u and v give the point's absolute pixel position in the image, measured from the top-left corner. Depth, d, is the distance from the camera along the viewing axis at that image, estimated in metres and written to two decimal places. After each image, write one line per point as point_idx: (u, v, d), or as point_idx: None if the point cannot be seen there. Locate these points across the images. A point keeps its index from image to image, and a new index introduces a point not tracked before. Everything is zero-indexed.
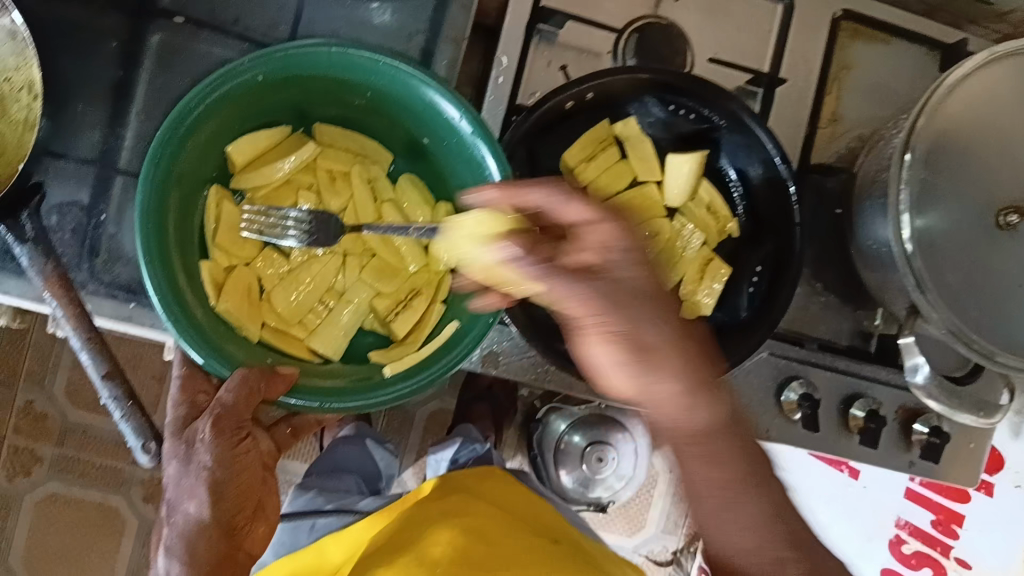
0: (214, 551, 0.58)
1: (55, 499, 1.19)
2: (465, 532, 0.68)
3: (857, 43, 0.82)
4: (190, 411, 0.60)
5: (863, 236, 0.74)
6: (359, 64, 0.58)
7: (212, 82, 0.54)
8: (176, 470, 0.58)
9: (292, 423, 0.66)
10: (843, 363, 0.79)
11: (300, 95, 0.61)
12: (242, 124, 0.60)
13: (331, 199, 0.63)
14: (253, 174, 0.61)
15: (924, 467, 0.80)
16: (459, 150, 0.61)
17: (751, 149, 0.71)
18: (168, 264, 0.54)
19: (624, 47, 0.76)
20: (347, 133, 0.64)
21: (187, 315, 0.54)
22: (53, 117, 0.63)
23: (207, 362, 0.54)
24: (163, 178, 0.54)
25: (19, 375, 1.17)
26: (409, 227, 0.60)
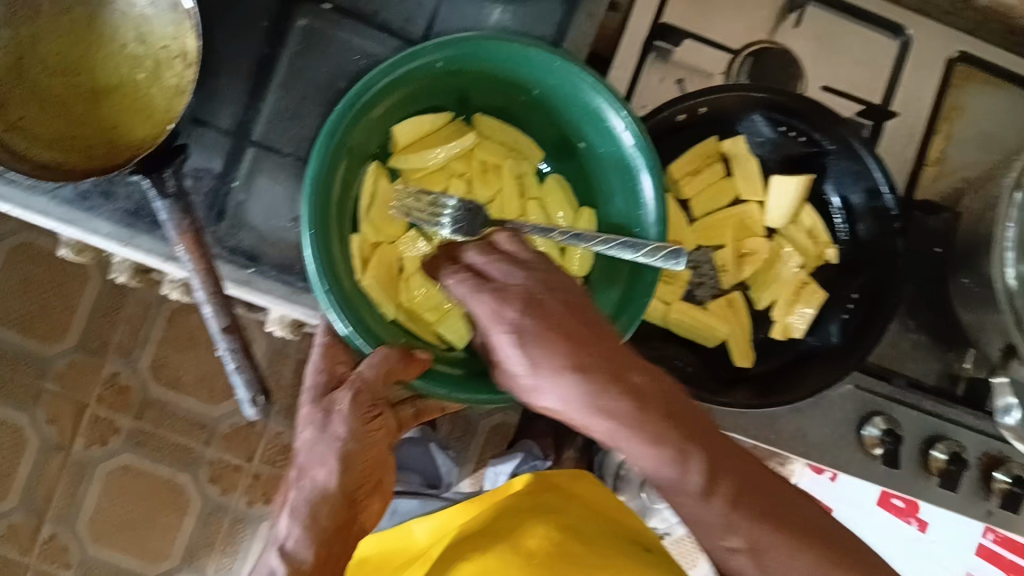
0: (334, 519, 0.57)
1: (127, 469, 1.23)
2: (562, 529, 0.67)
3: (971, 86, 0.82)
4: (330, 380, 0.60)
5: (964, 274, 0.74)
6: (533, 61, 0.60)
7: (398, 62, 0.57)
8: (311, 435, 0.58)
9: (417, 405, 0.63)
10: (928, 404, 0.78)
11: (467, 84, 0.63)
12: (411, 105, 0.63)
13: (481, 191, 0.65)
14: (409, 156, 0.63)
15: (1003, 518, 0.79)
16: (614, 157, 0.63)
17: (858, 177, 0.71)
18: (329, 230, 0.56)
19: (738, 68, 0.77)
20: (505, 128, 0.67)
21: (341, 282, 0.56)
22: (200, 88, 0.67)
23: (349, 333, 0.55)
24: (337, 147, 0.56)
25: (109, 346, 1.22)
26: (553, 229, 0.59)
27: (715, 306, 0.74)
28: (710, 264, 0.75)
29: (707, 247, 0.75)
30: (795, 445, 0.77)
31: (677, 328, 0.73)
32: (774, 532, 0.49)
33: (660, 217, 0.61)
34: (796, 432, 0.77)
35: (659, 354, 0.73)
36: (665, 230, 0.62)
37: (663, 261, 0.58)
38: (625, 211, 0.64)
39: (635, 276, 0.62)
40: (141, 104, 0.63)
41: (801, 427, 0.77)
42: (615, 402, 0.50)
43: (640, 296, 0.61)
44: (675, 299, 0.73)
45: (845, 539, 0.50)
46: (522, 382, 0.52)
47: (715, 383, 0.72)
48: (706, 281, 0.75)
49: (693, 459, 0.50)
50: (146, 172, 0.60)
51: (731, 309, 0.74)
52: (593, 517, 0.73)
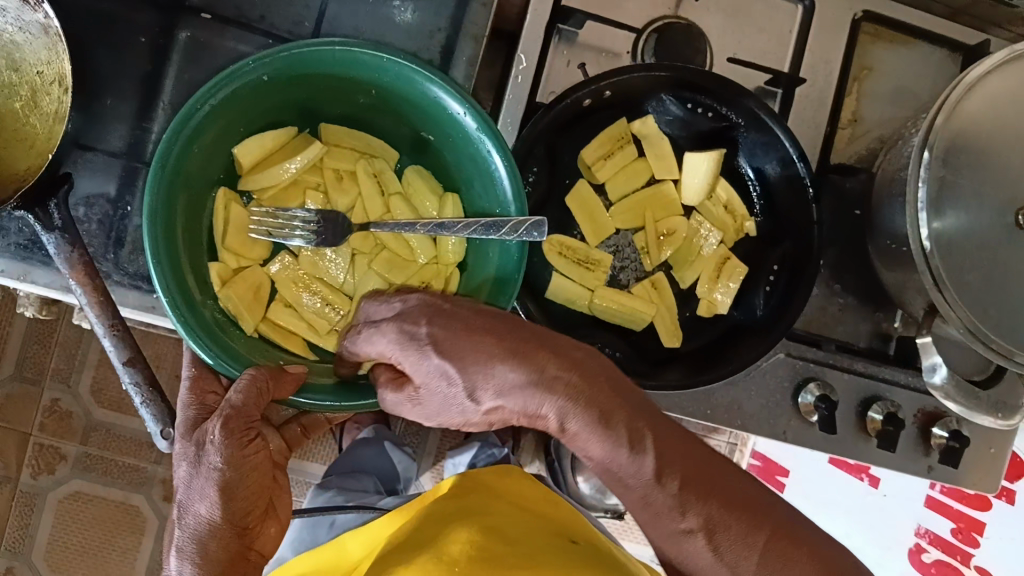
0: (224, 551, 0.56)
1: (77, 497, 1.20)
2: (485, 532, 0.67)
3: (878, 46, 0.82)
4: (199, 411, 0.59)
5: (882, 235, 0.74)
6: (361, 62, 0.58)
7: (218, 82, 0.54)
8: (187, 471, 0.56)
9: (301, 421, 0.66)
10: (860, 365, 0.79)
11: (305, 92, 0.61)
12: (248, 125, 0.60)
13: (339, 198, 0.64)
14: (259, 175, 0.61)
15: (943, 472, 0.80)
16: (465, 146, 0.62)
17: (769, 147, 0.71)
18: (177, 264, 0.54)
19: (644, 46, 0.76)
20: (352, 133, 0.65)
21: (195, 315, 0.54)
22: (84, 111, 0.64)
23: (217, 361, 0.54)
24: (172, 178, 0.54)
25: (46, 373, 1.19)
26: (415, 225, 0.60)
27: (638, 288, 0.73)
28: (630, 247, 0.74)
29: (626, 230, 0.74)
30: (731, 418, 0.77)
31: (604, 315, 0.72)
32: (722, 511, 0.51)
33: (515, 195, 0.60)
34: (732, 405, 0.77)
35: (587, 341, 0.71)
36: (524, 204, 0.60)
37: (525, 234, 0.57)
38: (487, 199, 0.63)
39: (503, 258, 0.61)
40: (23, 133, 0.61)
41: (737, 400, 0.77)
42: (559, 376, 0.52)
43: (512, 273, 0.60)
44: (599, 285, 0.72)
45: (792, 516, 0.53)
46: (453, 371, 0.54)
47: (647, 367, 0.71)
48: (629, 264, 0.74)
49: (642, 441, 0.52)
50: (30, 206, 0.57)
51: (656, 291, 0.73)
52: (522, 517, 0.72)
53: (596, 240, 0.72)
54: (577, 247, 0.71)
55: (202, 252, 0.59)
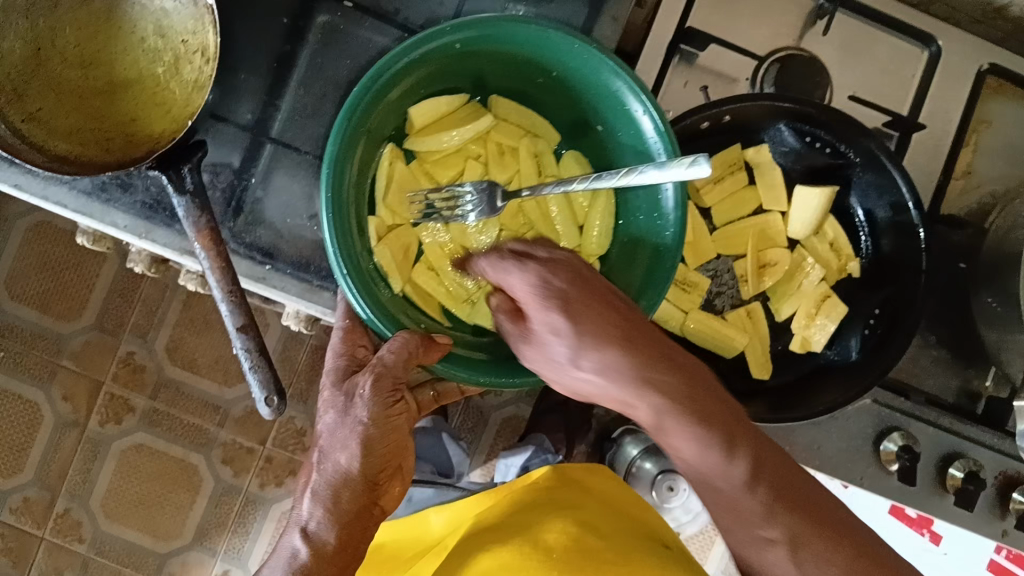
0: (354, 503, 0.58)
1: (139, 449, 1.24)
2: (579, 523, 0.66)
3: (1002, 100, 0.81)
4: (349, 363, 0.59)
5: (987, 293, 0.72)
6: (549, 42, 0.59)
7: (415, 42, 0.55)
8: (333, 419, 0.58)
9: (436, 387, 0.63)
10: (947, 420, 0.77)
11: (486, 63, 0.62)
12: (426, 87, 0.61)
13: (497, 172, 0.64)
14: (426, 139, 0.61)
15: (1018, 538, 0.78)
16: (635, 143, 0.61)
17: (882, 191, 0.71)
18: (346, 213, 0.55)
19: (765, 73, 0.76)
20: (522, 108, 0.65)
21: (357, 267, 0.55)
22: (220, 82, 0.66)
23: (371, 319, 0.55)
24: (354, 127, 0.55)
25: (124, 326, 1.23)
26: (570, 180, 0.55)
27: (733, 316, 0.73)
28: (729, 273, 0.74)
29: (726, 256, 0.74)
30: (808, 457, 0.76)
31: (695, 339, 0.72)
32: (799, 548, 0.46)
33: (679, 204, 0.60)
34: (811, 445, 0.76)
35: None
36: (687, 213, 0.60)
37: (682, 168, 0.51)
38: (643, 198, 0.62)
39: (655, 262, 0.61)
40: (160, 98, 0.63)
41: (817, 440, 0.76)
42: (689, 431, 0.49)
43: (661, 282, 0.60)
44: (693, 308, 0.71)
45: None
46: (526, 351, 0.54)
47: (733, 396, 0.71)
48: (726, 290, 0.74)
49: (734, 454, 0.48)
50: (163, 168, 0.60)
51: (750, 320, 0.73)
52: (614, 513, 0.71)
53: (695, 261, 0.73)
54: (677, 268, 0.71)
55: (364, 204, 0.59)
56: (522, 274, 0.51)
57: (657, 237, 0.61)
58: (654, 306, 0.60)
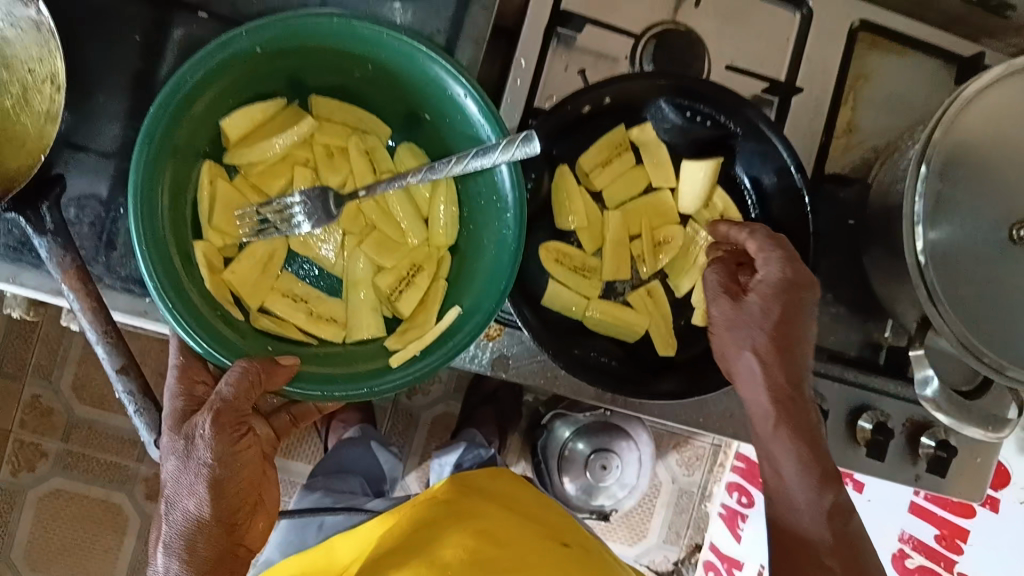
0: (213, 549, 0.56)
1: (58, 494, 1.18)
2: (477, 534, 0.67)
3: (874, 54, 0.82)
4: (188, 402, 0.57)
5: (876, 246, 0.74)
6: (357, 35, 0.58)
7: (207, 52, 0.54)
8: (175, 466, 0.55)
9: (291, 410, 0.64)
10: (852, 374, 0.79)
11: (299, 63, 0.60)
12: (236, 96, 0.59)
13: (330, 176, 0.62)
14: (248, 150, 0.59)
15: (931, 480, 0.80)
16: (465, 129, 0.62)
17: (766, 157, 0.72)
18: (159, 238, 0.54)
19: (643, 51, 0.76)
20: (345, 106, 0.64)
21: (180, 297, 0.54)
22: (75, 109, 0.63)
23: (205, 349, 0.54)
24: (156, 154, 0.54)
25: (26, 369, 1.17)
26: (406, 176, 0.59)
27: (635, 298, 0.73)
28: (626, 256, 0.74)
29: None
30: (723, 426, 0.77)
31: (599, 326, 0.72)
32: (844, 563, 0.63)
33: (516, 185, 0.60)
34: (724, 413, 0.77)
35: (581, 350, 0.71)
36: (522, 194, 0.60)
37: (517, 152, 0.56)
38: (483, 184, 0.62)
39: (500, 249, 0.61)
40: (11, 133, 0.59)
41: (730, 408, 0.77)
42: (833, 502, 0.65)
43: (508, 268, 0.60)
44: (594, 295, 0.72)
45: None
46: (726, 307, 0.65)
47: (641, 375, 0.71)
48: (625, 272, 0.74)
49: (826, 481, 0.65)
50: (20, 209, 0.57)
51: (651, 299, 0.73)
52: (508, 515, 0.72)
53: (593, 246, 0.73)
54: (573, 255, 0.71)
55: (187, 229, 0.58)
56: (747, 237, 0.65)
57: (497, 225, 0.62)
58: (505, 293, 0.59)
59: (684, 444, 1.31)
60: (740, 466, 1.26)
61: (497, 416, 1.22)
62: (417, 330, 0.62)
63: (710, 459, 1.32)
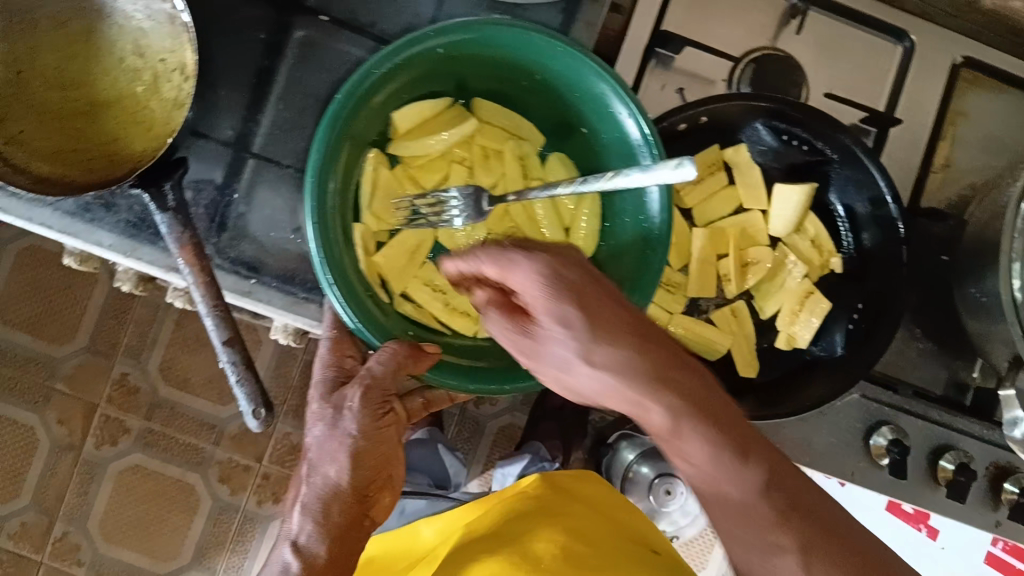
0: (345, 515, 0.60)
1: (136, 470, 1.23)
2: (567, 531, 0.67)
3: (976, 91, 0.81)
4: (338, 374, 0.60)
5: (969, 284, 0.73)
6: (532, 44, 0.60)
7: (394, 49, 0.56)
8: (321, 432, 0.60)
9: (425, 395, 0.64)
10: (935, 412, 0.77)
11: (468, 67, 0.63)
12: (411, 92, 0.62)
13: (483, 176, 0.66)
14: (410, 143, 0.63)
15: (1012, 528, 0.78)
16: (619, 147, 0.63)
17: (861, 186, 0.72)
18: (330, 216, 0.56)
19: (740, 75, 0.78)
20: (506, 111, 0.66)
21: (342, 275, 0.55)
22: (199, 99, 0.67)
23: (358, 327, 0.56)
24: (339, 136, 0.56)
25: (118, 348, 1.22)
26: (556, 186, 0.54)
27: (719, 317, 0.73)
28: None
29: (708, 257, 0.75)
30: (799, 454, 0.76)
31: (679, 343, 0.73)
32: None
33: (664, 206, 0.61)
34: (800, 441, 0.76)
35: None
36: (671, 217, 0.61)
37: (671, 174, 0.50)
38: (629, 202, 0.64)
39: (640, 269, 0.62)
40: (140, 118, 0.64)
41: (806, 436, 0.76)
42: None
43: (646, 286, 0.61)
44: (677, 310, 0.72)
45: None
46: (525, 344, 0.51)
47: None
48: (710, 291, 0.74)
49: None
50: (145, 185, 0.60)
51: (735, 319, 0.74)
52: (600, 518, 0.72)
53: (678, 262, 0.74)
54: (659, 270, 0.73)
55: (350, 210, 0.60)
56: (529, 265, 0.48)
57: (641, 242, 0.63)
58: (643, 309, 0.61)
59: None
60: None
61: (562, 430, 1.23)
62: None
63: None
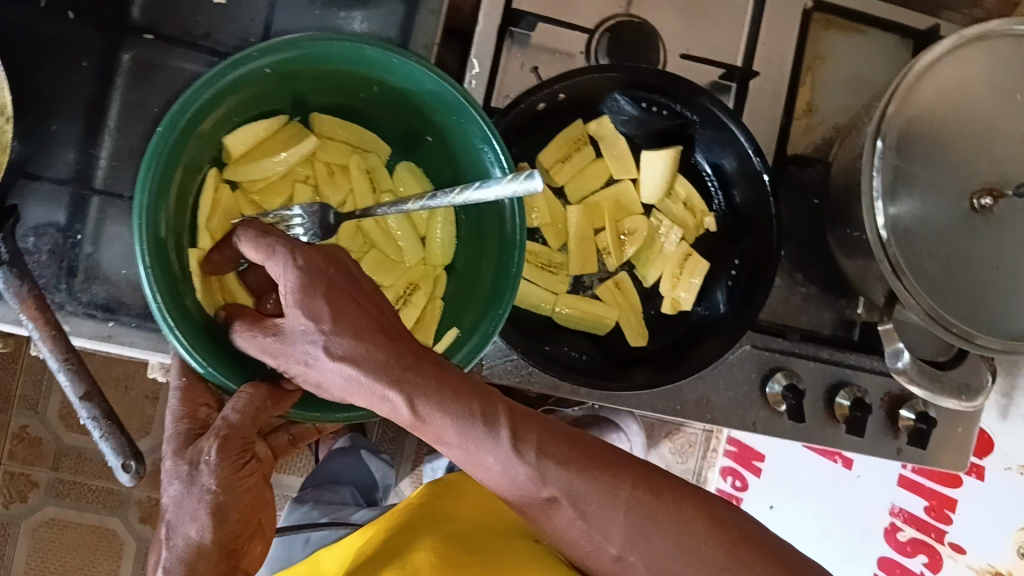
0: (212, 574, 0.52)
1: (51, 523, 1.18)
2: (447, 539, 0.65)
3: (830, 34, 0.83)
4: (192, 425, 0.55)
5: (841, 225, 0.74)
6: (367, 56, 0.58)
7: (218, 72, 0.54)
8: (177, 491, 0.52)
9: (290, 431, 0.63)
10: (826, 352, 0.79)
11: (304, 83, 0.61)
12: (242, 114, 0.59)
13: (330, 193, 0.63)
14: (247, 167, 0.59)
15: (913, 453, 0.81)
16: (465, 147, 0.63)
17: (725, 144, 0.72)
18: (162, 252, 0.53)
19: (596, 46, 0.77)
20: (346, 125, 0.65)
21: (183, 315, 0.53)
22: (28, 138, 0.63)
23: (206, 371, 0.53)
24: (164, 167, 0.53)
25: (12, 401, 1.16)
26: (406, 202, 0.55)
27: (603, 291, 0.73)
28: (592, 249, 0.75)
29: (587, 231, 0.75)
30: (701, 413, 0.77)
31: (571, 323, 0.72)
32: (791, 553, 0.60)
33: (518, 211, 0.61)
34: (701, 400, 0.77)
35: (553, 345, 0.71)
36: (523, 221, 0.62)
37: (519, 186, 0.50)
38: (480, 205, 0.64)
39: (500, 273, 0.62)
40: None
41: (706, 394, 0.77)
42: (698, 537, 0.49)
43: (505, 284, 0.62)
44: (562, 290, 0.71)
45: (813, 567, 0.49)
46: (269, 344, 0.51)
47: (611, 369, 0.71)
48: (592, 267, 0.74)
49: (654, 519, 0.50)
50: None
51: (620, 292, 0.73)
52: (489, 523, 0.70)
53: (558, 242, 0.73)
54: (539, 252, 0.71)
55: (185, 238, 0.57)
56: (284, 265, 0.48)
57: (496, 248, 0.64)
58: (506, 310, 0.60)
59: (675, 433, 1.30)
60: (732, 450, 1.26)
61: None
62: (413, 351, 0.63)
63: (702, 445, 1.31)
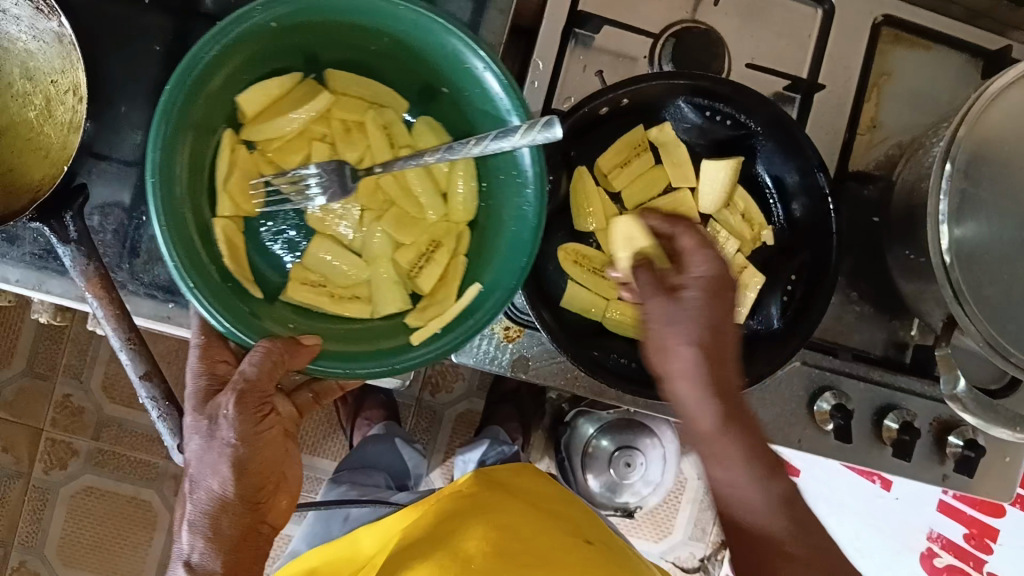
0: (237, 526, 0.57)
1: (89, 491, 1.19)
2: (498, 527, 0.68)
3: (897, 49, 0.81)
4: (211, 381, 0.58)
5: (900, 245, 0.73)
6: (375, 6, 0.58)
7: (223, 28, 0.54)
8: (198, 446, 0.56)
9: (313, 388, 0.65)
10: (876, 373, 0.77)
11: (311, 37, 0.60)
12: (252, 73, 0.59)
13: (346, 150, 0.62)
14: (263, 126, 0.60)
15: (958, 481, 0.79)
16: (483, 103, 0.61)
17: (788, 156, 0.71)
18: (179, 217, 0.55)
19: (661, 51, 0.76)
20: (361, 80, 0.63)
21: (205, 279, 0.55)
22: (98, 119, 0.64)
23: (230, 330, 0.56)
24: (177, 128, 0.54)
25: (57, 369, 1.18)
26: (424, 153, 0.58)
27: None
28: None
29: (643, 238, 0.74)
30: None
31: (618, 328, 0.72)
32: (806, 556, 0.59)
33: (535, 161, 0.60)
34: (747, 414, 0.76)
35: (602, 351, 0.71)
36: (542, 185, 0.60)
37: (538, 136, 0.54)
38: (500, 161, 0.62)
39: (519, 225, 0.62)
40: (36, 143, 0.61)
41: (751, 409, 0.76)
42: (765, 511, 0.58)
43: (526, 243, 0.61)
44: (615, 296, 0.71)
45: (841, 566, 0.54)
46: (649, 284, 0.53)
47: None
48: None
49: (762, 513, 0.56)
50: (45, 218, 0.58)
51: None
52: (534, 512, 0.72)
53: None
54: (592, 256, 0.71)
55: (205, 202, 0.58)
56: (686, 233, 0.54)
57: (515, 207, 0.62)
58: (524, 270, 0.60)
59: None
60: None
61: (519, 415, 1.22)
62: (437, 307, 0.62)
63: None
